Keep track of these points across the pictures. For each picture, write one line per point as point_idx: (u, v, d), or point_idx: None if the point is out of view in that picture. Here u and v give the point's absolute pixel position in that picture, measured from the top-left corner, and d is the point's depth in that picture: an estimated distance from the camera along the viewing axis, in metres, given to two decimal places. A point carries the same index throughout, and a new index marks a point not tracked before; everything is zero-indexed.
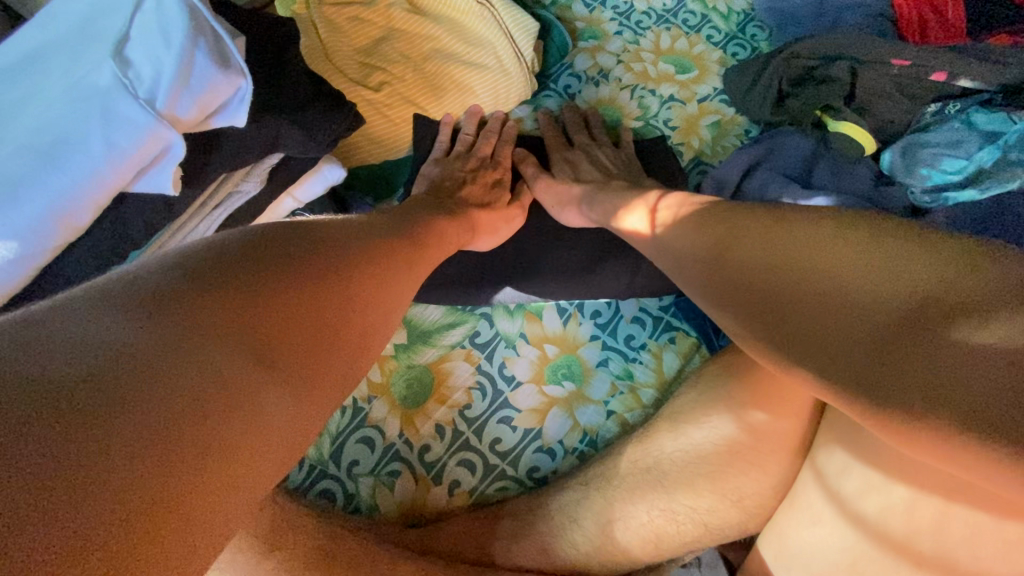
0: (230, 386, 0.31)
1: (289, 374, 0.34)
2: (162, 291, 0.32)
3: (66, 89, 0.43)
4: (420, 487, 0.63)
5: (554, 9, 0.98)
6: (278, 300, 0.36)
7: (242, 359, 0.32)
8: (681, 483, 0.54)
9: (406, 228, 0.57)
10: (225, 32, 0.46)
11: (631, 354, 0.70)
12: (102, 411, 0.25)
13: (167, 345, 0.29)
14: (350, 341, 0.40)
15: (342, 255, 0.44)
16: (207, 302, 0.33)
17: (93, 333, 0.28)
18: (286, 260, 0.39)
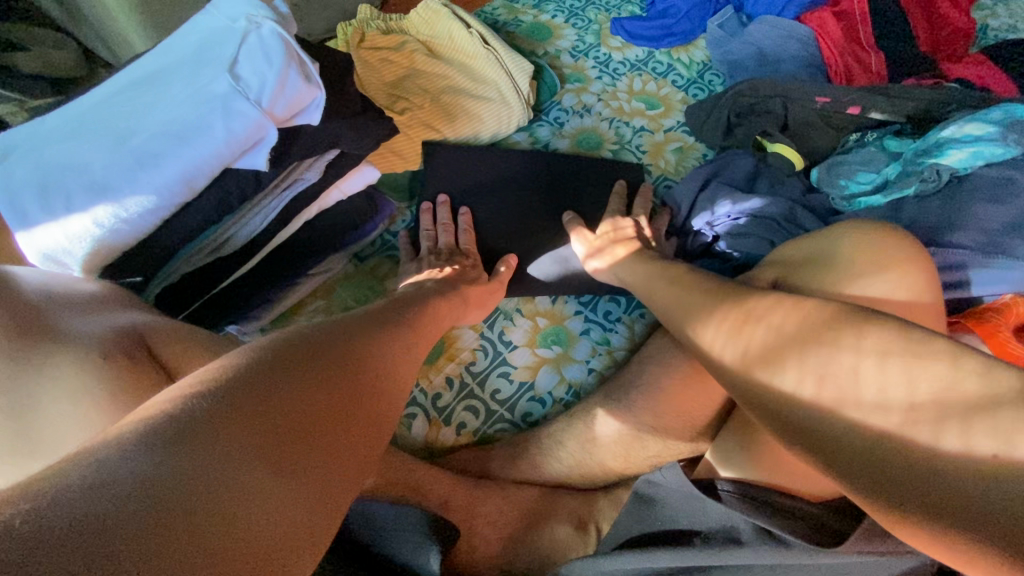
0: (258, 499, 0.32)
1: (307, 478, 0.36)
2: (185, 418, 0.33)
3: (193, 94, 0.60)
4: (433, 429, 0.75)
5: (545, 58, 1.19)
6: (296, 407, 0.38)
7: (265, 478, 0.33)
8: (644, 408, 0.69)
9: (399, 309, 0.62)
10: (308, 59, 0.63)
11: (608, 325, 0.85)
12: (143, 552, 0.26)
13: (193, 475, 0.30)
14: (363, 435, 0.42)
15: (346, 351, 0.47)
16: (227, 424, 0.34)
17: (124, 471, 0.29)
18: (299, 366, 0.42)
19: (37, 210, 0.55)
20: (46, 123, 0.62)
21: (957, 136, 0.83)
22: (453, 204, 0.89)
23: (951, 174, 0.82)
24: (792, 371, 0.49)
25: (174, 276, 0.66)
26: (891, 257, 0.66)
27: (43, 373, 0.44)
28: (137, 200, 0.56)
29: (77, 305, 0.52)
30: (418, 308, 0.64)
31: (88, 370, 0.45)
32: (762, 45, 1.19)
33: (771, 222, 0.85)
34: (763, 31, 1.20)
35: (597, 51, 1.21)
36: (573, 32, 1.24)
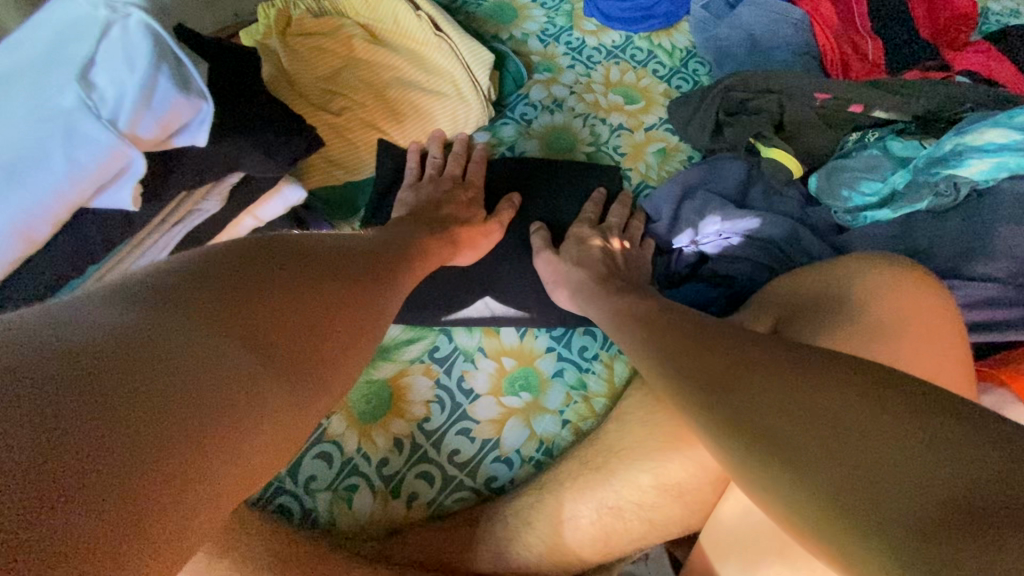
0: (200, 364, 0.33)
1: (274, 369, 0.37)
2: (159, 291, 0.36)
3: (27, 110, 0.45)
4: (378, 502, 0.64)
5: (510, 44, 1.05)
6: (265, 304, 0.40)
7: (230, 351, 0.35)
8: (626, 480, 0.57)
9: (393, 249, 0.60)
10: (187, 58, 0.49)
11: (585, 364, 0.73)
12: (99, 387, 0.29)
13: (156, 332, 0.33)
14: (327, 346, 0.42)
15: (322, 269, 0.47)
16: (196, 304, 0.37)
17: (96, 321, 0.32)
18: (274, 268, 0.43)
19: None
20: None
21: (977, 144, 0.73)
22: (438, 135, 0.81)
23: (970, 187, 0.72)
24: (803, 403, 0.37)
25: None
26: (912, 303, 0.57)
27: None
28: None
29: None
30: (411, 250, 0.62)
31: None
32: (752, 30, 1.06)
33: (768, 245, 0.75)
34: (753, 14, 1.07)
35: (568, 36, 1.07)
36: (541, 14, 1.10)
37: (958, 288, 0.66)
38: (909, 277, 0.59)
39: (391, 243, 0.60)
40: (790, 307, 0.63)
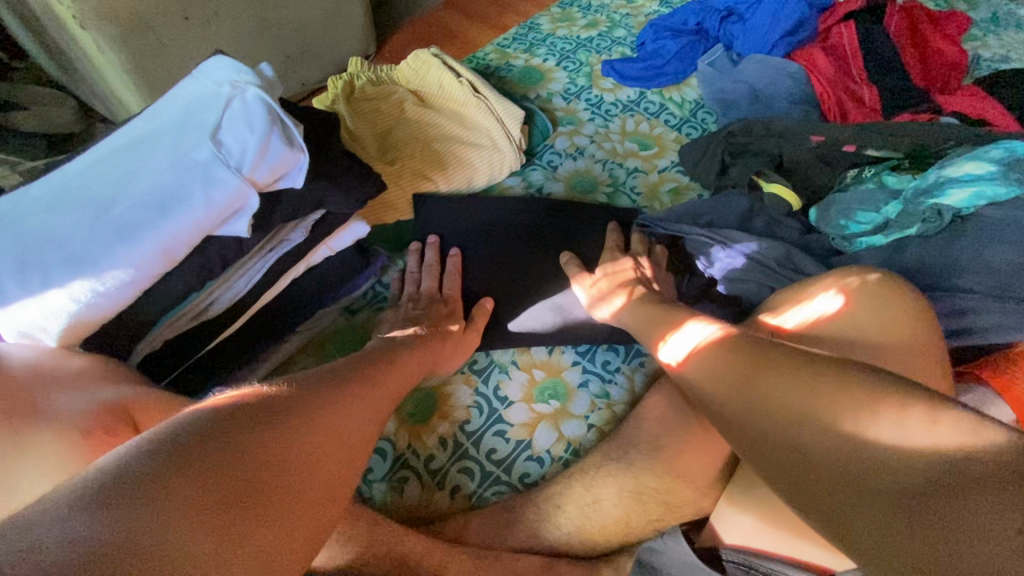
0: (188, 566, 0.32)
1: (259, 548, 0.36)
2: (137, 479, 0.34)
3: (174, 162, 0.59)
4: (426, 492, 0.73)
5: (537, 101, 1.20)
6: (252, 463, 0.38)
7: (215, 539, 0.34)
8: (645, 467, 0.65)
9: (374, 366, 0.59)
10: (290, 121, 0.63)
11: (608, 375, 0.82)
12: None
13: (139, 533, 0.32)
14: (323, 496, 0.42)
15: (318, 405, 0.46)
16: (180, 484, 0.35)
17: (70, 533, 0.30)
18: (260, 417, 0.41)
19: (11, 285, 0.53)
20: (27, 196, 0.61)
21: (959, 175, 0.81)
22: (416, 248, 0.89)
23: (954, 214, 0.79)
24: (820, 414, 0.46)
25: (156, 342, 0.63)
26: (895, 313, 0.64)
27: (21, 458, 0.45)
28: (114, 273, 0.55)
29: (66, 381, 0.52)
30: (391, 364, 0.61)
31: (62, 455, 0.45)
32: (754, 82, 1.19)
33: (769, 266, 0.83)
34: (754, 68, 1.20)
35: (589, 94, 1.22)
36: (564, 75, 1.25)
37: (941, 300, 0.73)
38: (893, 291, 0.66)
39: (372, 358, 0.61)
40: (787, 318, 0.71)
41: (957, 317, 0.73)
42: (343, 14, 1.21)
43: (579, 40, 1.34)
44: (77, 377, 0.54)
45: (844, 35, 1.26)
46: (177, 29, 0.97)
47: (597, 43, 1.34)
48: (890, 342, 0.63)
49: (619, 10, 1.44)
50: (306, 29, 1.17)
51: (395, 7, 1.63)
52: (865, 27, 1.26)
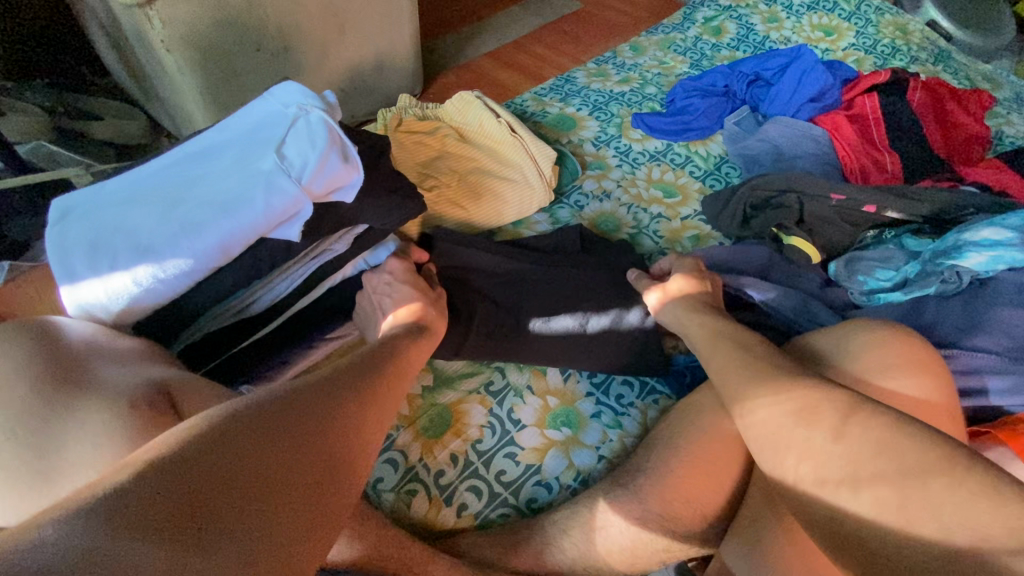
0: (308, 443, 0.44)
1: (345, 439, 0.48)
2: (285, 399, 0.46)
3: (240, 170, 0.65)
4: (433, 508, 0.74)
5: (568, 146, 1.27)
6: (343, 394, 0.52)
7: (319, 434, 0.46)
8: (653, 496, 0.64)
9: (391, 345, 0.65)
10: (348, 140, 0.69)
11: (621, 409, 0.83)
12: (252, 475, 0.38)
13: (285, 428, 0.43)
14: (375, 418, 0.54)
15: (389, 366, 0.61)
16: (303, 405, 0.47)
17: (239, 416, 0.42)
18: (352, 374, 0.56)
19: (83, 266, 0.59)
20: (103, 187, 0.67)
21: (976, 239, 0.84)
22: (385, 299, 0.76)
23: (972, 277, 0.83)
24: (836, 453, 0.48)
25: (200, 334, 0.69)
26: (905, 359, 0.60)
27: (70, 421, 0.46)
28: (175, 262, 0.61)
29: (112, 356, 0.54)
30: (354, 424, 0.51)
31: (107, 418, 0.46)
32: (777, 142, 1.24)
33: (781, 313, 0.87)
34: (777, 129, 1.26)
35: (618, 142, 1.28)
36: (596, 124, 1.33)
37: (955, 356, 0.76)
38: (901, 339, 0.62)
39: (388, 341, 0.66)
40: (810, 357, 0.67)
41: (978, 377, 0.75)
42: (395, 57, 1.32)
43: (611, 94, 1.43)
44: (125, 355, 0.55)
45: (867, 104, 1.31)
46: (248, 58, 1.07)
47: (628, 97, 1.42)
48: (912, 389, 0.59)
49: (651, 70, 1.53)
50: (361, 67, 1.27)
51: (441, 54, 1.75)
52: (889, 99, 1.31)
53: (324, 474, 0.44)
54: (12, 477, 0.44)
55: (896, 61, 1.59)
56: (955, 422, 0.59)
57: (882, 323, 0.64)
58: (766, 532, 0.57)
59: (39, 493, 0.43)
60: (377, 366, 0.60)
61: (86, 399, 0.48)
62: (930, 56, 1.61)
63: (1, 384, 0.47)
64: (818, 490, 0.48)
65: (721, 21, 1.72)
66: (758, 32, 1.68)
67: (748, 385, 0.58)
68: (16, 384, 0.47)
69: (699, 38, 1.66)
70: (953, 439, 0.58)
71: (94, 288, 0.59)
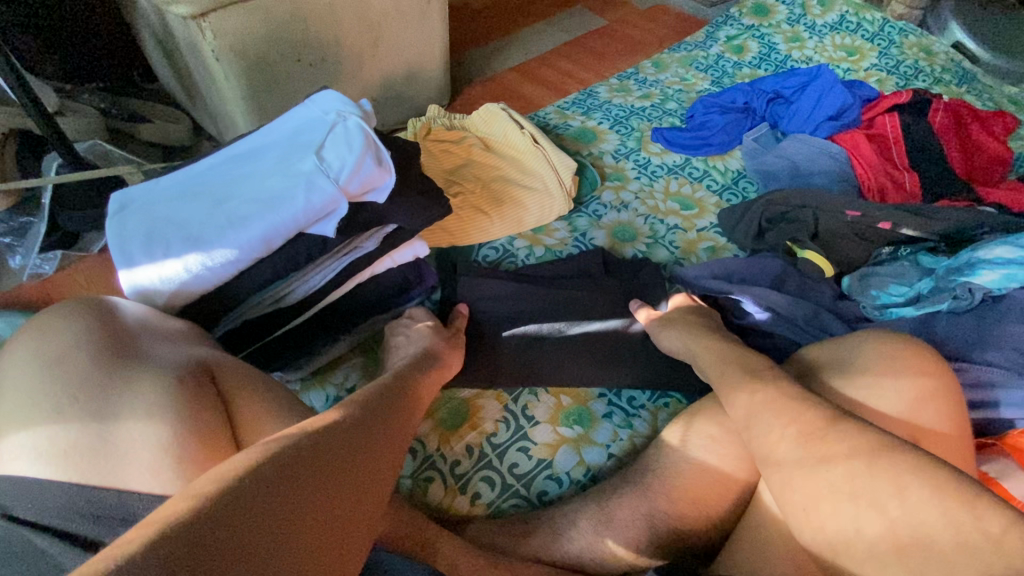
0: (316, 506, 0.45)
1: (351, 498, 0.49)
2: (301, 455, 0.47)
3: (282, 170, 0.71)
4: (448, 495, 0.77)
5: (589, 157, 1.31)
6: (356, 446, 0.52)
7: (328, 496, 0.46)
8: (660, 492, 0.66)
9: (403, 387, 0.65)
10: (381, 144, 0.74)
11: (632, 410, 0.86)
12: (257, 548, 0.40)
13: (297, 490, 0.44)
14: (384, 469, 0.55)
15: (400, 411, 0.61)
16: (318, 461, 0.47)
17: (254, 477, 0.42)
18: (368, 420, 0.56)
19: (139, 253, 0.65)
20: (157, 183, 0.73)
21: (989, 258, 0.85)
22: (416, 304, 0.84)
23: (985, 293, 0.83)
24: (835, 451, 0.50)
25: (240, 321, 0.75)
26: (910, 368, 0.62)
27: (130, 387, 0.50)
28: (222, 252, 0.66)
29: (164, 336, 0.59)
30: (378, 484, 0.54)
31: (162, 390, 0.51)
32: (794, 159, 1.26)
33: (792, 323, 0.89)
34: (795, 146, 1.28)
35: (637, 155, 1.32)
36: (616, 138, 1.37)
37: (965, 371, 0.78)
38: (907, 349, 0.64)
39: (403, 380, 0.66)
40: (817, 365, 0.69)
41: (989, 393, 0.76)
42: (425, 70, 1.38)
43: (632, 109, 1.47)
44: (175, 335, 0.60)
45: (888, 124, 1.33)
46: (289, 68, 1.14)
47: (649, 112, 1.46)
48: (918, 397, 0.60)
49: (672, 87, 1.57)
50: (392, 78, 1.34)
51: (468, 68, 1.82)
52: (909, 119, 1.33)
53: (328, 539, 0.45)
54: (75, 435, 0.47)
55: (919, 82, 1.60)
56: (961, 432, 0.61)
57: (889, 334, 0.66)
58: (768, 529, 0.59)
59: (96, 449, 0.47)
60: (387, 406, 0.60)
61: (143, 370, 0.52)
62: (954, 78, 1.62)
63: (68, 352, 0.51)
64: (817, 486, 0.51)
65: (743, 40, 1.75)
66: (780, 51, 1.71)
67: (748, 389, 0.61)
68: (80, 358, 0.51)
69: (720, 56, 1.70)
70: (958, 448, 0.60)
71: (154, 274, 0.65)
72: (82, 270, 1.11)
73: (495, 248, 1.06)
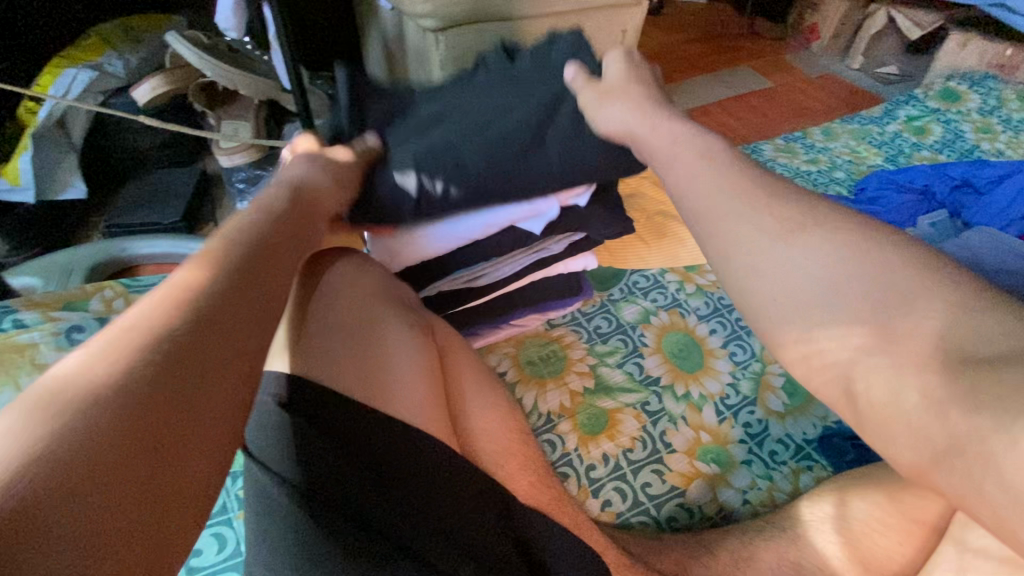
0: (173, 411, 0.36)
1: (207, 397, 0.39)
2: (133, 359, 0.37)
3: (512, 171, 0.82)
4: (582, 494, 0.81)
5: (749, 210, 1.31)
6: (204, 334, 0.41)
7: (173, 396, 0.37)
8: (812, 547, 0.66)
9: (272, 250, 0.53)
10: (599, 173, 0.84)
11: (773, 464, 0.85)
12: (110, 466, 0.32)
13: (128, 397, 0.35)
14: (248, 345, 0.44)
15: (263, 273, 0.50)
16: (155, 362, 0.37)
17: (78, 402, 0.33)
18: (225, 294, 0.45)
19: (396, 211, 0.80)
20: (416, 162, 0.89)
21: None
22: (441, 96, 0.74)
23: None
24: None
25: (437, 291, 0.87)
26: None
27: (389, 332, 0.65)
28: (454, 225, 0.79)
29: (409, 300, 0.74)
30: (260, 337, 0.45)
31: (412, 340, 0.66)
32: (978, 251, 1.13)
33: None
34: (979, 239, 1.15)
35: None
36: None
37: None
38: None
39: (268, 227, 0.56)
40: None
41: None
42: None
43: (797, 171, 1.46)
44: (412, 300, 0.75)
45: None
46: None
47: (814, 177, 1.45)
48: None
49: (841, 156, 1.54)
50: None
51: None
52: None
53: (191, 448, 0.36)
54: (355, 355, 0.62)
55: None
56: None
57: None
58: None
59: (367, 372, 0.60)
60: (258, 255, 0.51)
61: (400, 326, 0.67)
62: None
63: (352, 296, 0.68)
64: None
65: (925, 121, 1.68)
66: (967, 138, 1.61)
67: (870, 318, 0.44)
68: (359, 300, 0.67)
69: (898, 134, 1.64)
70: None
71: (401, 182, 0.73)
72: None
73: (646, 277, 1.10)
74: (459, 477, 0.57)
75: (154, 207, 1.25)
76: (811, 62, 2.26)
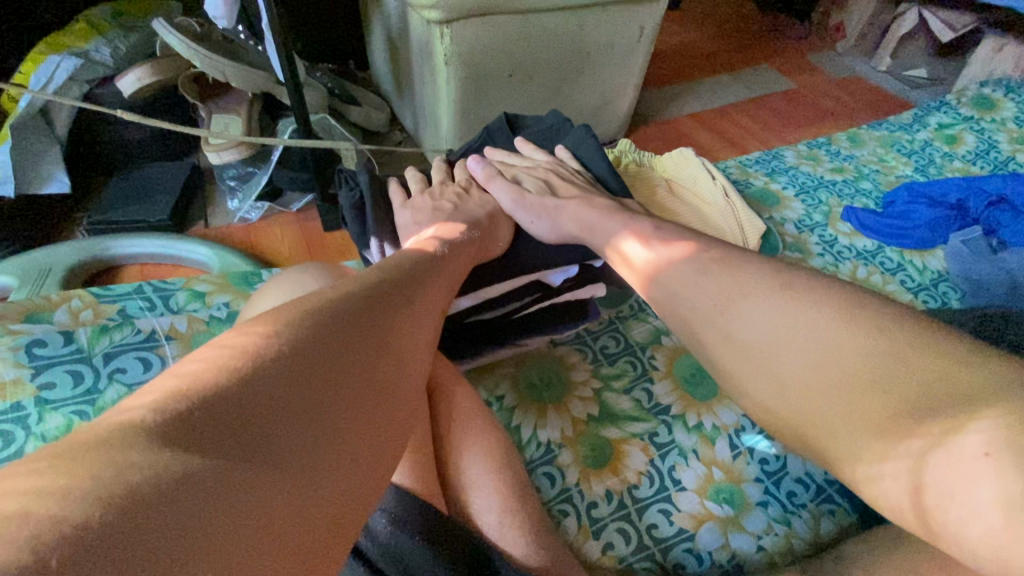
0: (305, 455, 0.36)
1: (338, 445, 0.39)
2: (280, 391, 0.37)
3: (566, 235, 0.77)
4: (581, 535, 0.74)
5: (769, 221, 1.24)
6: (339, 379, 0.42)
7: (310, 440, 0.37)
8: None
9: (395, 302, 0.54)
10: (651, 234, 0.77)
11: (791, 507, 0.79)
12: (245, 500, 0.31)
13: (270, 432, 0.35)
14: (374, 398, 0.44)
15: (389, 324, 0.51)
16: (298, 397, 0.38)
17: (230, 421, 0.34)
18: (355, 340, 0.46)
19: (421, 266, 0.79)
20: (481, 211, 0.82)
21: None
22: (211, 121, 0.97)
23: None
24: None
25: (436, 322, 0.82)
26: None
27: None
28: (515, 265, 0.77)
29: None
30: (384, 391, 0.46)
31: None
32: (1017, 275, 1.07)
33: None
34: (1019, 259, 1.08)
35: (823, 230, 1.23)
36: (802, 207, 1.29)
37: None
38: None
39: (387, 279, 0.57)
40: None
41: None
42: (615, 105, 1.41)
43: (822, 180, 1.38)
44: None
45: None
46: (500, 80, 1.21)
47: (840, 187, 1.36)
48: None
49: (868, 165, 1.45)
50: (582, 107, 1.38)
51: (646, 106, 1.82)
52: None
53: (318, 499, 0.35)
54: None
55: None
56: None
57: None
58: None
59: None
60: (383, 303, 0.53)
61: None
62: None
63: None
64: None
65: (957, 130, 1.58)
66: (1002, 149, 1.52)
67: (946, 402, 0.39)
68: None
69: (928, 142, 1.55)
70: None
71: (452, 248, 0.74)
72: (280, 223, 1.25)
73: None
74: (447, 546, 0.54)
75: (141, 205, 1.19)
76: (835, 64, 2.16)
